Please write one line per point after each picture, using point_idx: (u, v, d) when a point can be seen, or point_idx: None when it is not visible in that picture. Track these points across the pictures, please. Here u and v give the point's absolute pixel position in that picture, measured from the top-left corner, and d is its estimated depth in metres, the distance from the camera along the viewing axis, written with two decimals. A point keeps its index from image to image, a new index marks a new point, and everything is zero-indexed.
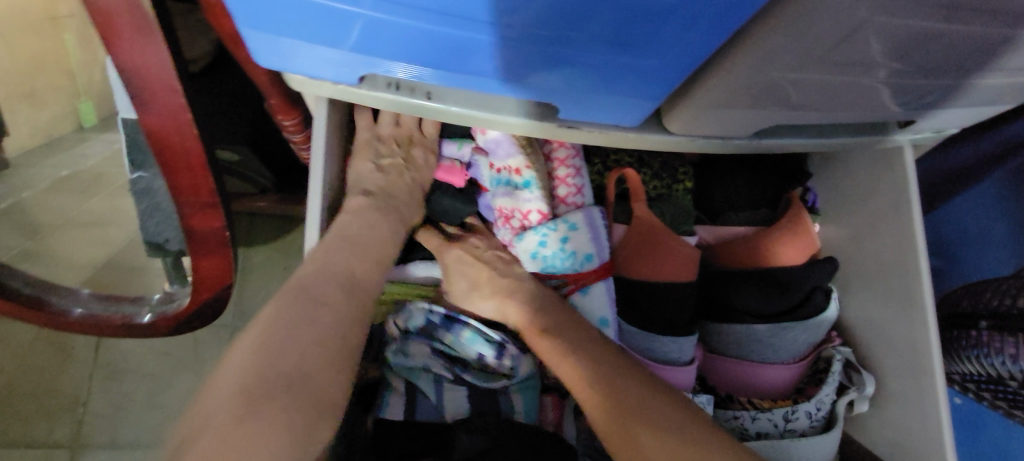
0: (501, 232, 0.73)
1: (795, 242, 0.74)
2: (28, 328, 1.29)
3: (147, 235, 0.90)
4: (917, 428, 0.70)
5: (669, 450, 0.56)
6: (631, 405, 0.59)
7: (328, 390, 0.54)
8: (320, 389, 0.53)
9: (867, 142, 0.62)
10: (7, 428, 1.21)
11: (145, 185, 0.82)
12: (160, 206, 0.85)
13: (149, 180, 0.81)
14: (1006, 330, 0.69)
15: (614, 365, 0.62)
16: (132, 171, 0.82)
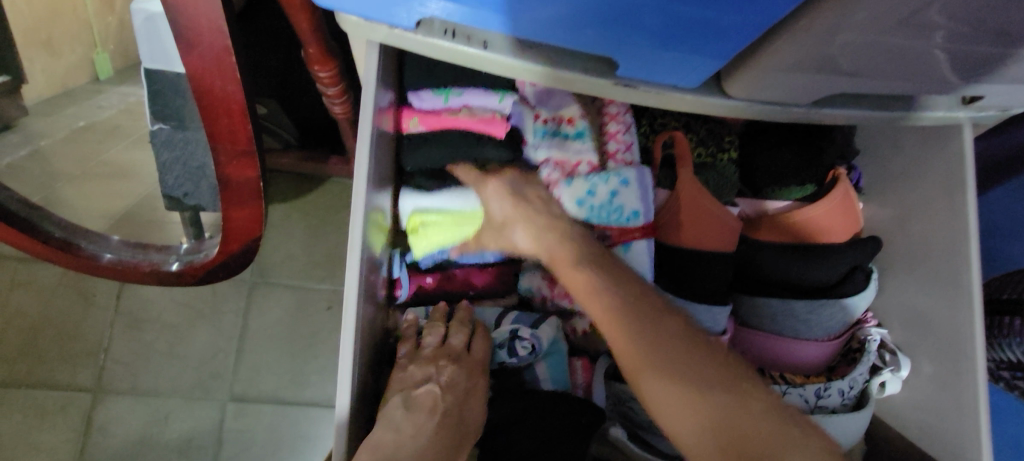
0: (543, 170, 0.70)
1: (838, 218, 0.74)
2: (52, 273, 1.30)
3: (166, 189, 0.94)
4: (950, 414, 0.71)
5: (678, 378, 0.58)
6: (649, 330, 0.61)
7: None
8: None
9: (937, 116, 0.61)
10: (32, 369, 1.25)
11: (166, 137, 0.82)
12: (184, 158, 0.86)
13: (168, 132, 0.81)
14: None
15: (636, 291, 0.63)
16: (154, 123, 0.81)
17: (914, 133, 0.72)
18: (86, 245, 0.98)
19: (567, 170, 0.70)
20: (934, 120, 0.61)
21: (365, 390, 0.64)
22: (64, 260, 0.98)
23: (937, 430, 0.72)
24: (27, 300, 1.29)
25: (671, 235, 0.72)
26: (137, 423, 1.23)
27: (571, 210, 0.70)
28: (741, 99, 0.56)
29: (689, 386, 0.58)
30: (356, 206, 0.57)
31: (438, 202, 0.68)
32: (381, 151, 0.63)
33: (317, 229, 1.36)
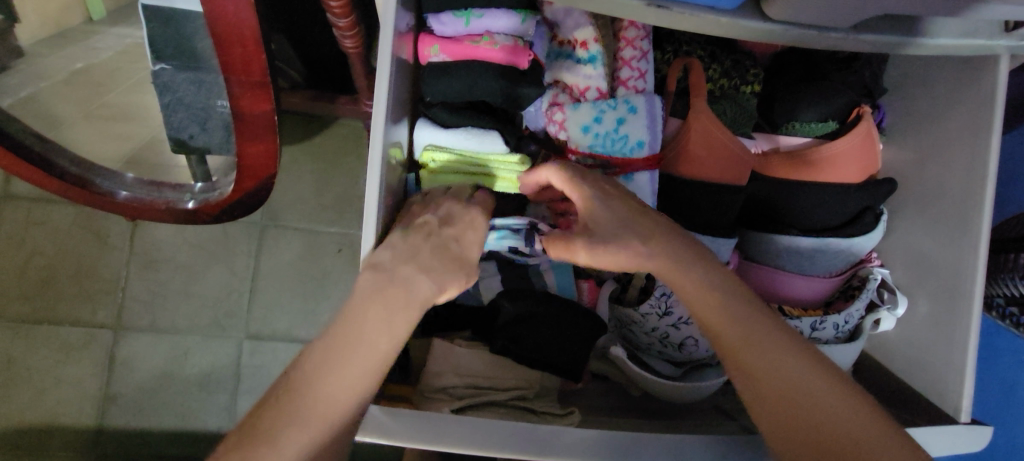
0: (549, 90, 0.71)
1: (854, 158, 0.75)
2: (64, 213, 1.32)
3: (171, 130, 0.93)
4: (937, 349, 0.72)
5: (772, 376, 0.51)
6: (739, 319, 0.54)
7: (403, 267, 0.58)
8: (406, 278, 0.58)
9: (972, 47, 0.60)
10: (54, 306, 1.30)
11: (167, 78, 0.82)
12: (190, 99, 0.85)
13: (171, 73, 0.80)
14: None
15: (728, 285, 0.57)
16: (155, 63, 0.80)
17: (944, 68, 0.72)
18: (100, 182, 0.99)
19: (574, 98, 0.71)
20: (971, 49, 0.60)
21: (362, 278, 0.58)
22: (81, 198, 1.01)
23: (921, 361, 0.74)
24: (43, 239, 1.32)
25: (673, 170, 0.74)
26: (157, 357, 1.29)
27: (576, 136, 0.69)
28: (780, 21, 0.55)
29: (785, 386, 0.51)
30: (374, 142, 0.61)
31: (451, 140, 0.70)
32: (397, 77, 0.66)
33: (326, 172, 1.37)
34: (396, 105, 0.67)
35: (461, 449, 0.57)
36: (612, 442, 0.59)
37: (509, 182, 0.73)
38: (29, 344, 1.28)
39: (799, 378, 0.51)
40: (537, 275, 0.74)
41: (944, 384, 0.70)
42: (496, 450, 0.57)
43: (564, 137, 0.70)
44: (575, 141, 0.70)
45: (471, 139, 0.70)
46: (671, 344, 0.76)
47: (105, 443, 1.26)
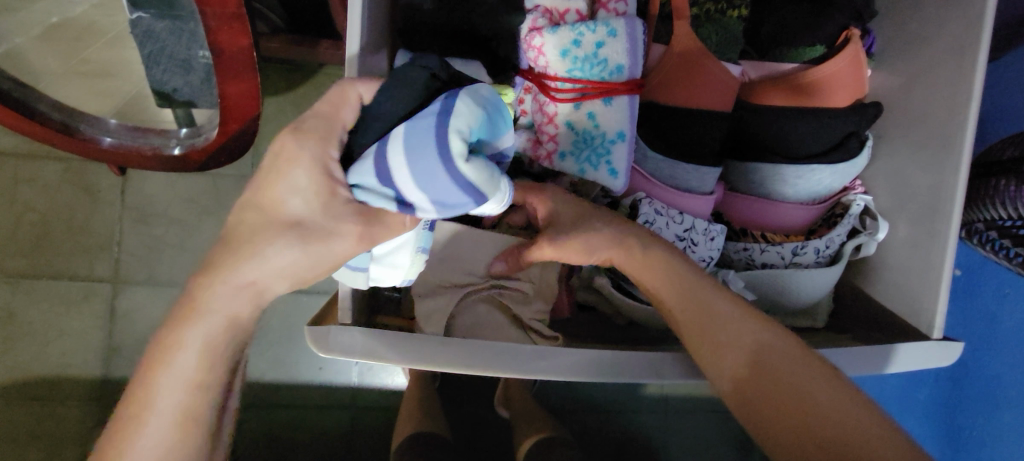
0: (528, 14, 0.68)
1: (844, 83, 0.74)
2: (54, 169, 1.31)
3: (154, 83, 0.91)
4: (914, 272, 0.74)
5: (745, 342, 0.57)
6: (702, 301, 0.60)
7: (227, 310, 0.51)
8: (218, 320, 0.51)
9: None
10: (51, 261, 1.31)
11: (147, 26, 0.82)
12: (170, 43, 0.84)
13: (149, 20, 0.81)
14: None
15: (683, 271, 0.62)
16: (132, 11, 0.81)
17: None
18: (84, 128, 0.98)
19: (553, 22, 0.68)
20: None
21: (165, 328, 0.51)
22: (63, 143, 0.97)
23: (900, 284, 0.76)
24: (32, 194, 1.31)
25: (658, 97, 0.73)
26: (157, 310, 1.31)
27: (554, 61, 0.67)
28: None
29: (762, 357, 0.57)
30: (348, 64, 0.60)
31: None
32: (375, 9, 0.66)
33: None
34: (375, 33, 0.67)
35: (446, 367, 0.59)
36: (599, 359, 0.62)
37: None
38: (29, 298, 1.30)
39: (720, 337, 0.58)
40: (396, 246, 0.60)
41: (918, 305, 0.72)
42: (479, 367, 0.59)
43: (543, 63, 0.68)
44: (553, 66, 0.67)
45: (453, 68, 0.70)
46: None
47: (112, 393, 1.29)
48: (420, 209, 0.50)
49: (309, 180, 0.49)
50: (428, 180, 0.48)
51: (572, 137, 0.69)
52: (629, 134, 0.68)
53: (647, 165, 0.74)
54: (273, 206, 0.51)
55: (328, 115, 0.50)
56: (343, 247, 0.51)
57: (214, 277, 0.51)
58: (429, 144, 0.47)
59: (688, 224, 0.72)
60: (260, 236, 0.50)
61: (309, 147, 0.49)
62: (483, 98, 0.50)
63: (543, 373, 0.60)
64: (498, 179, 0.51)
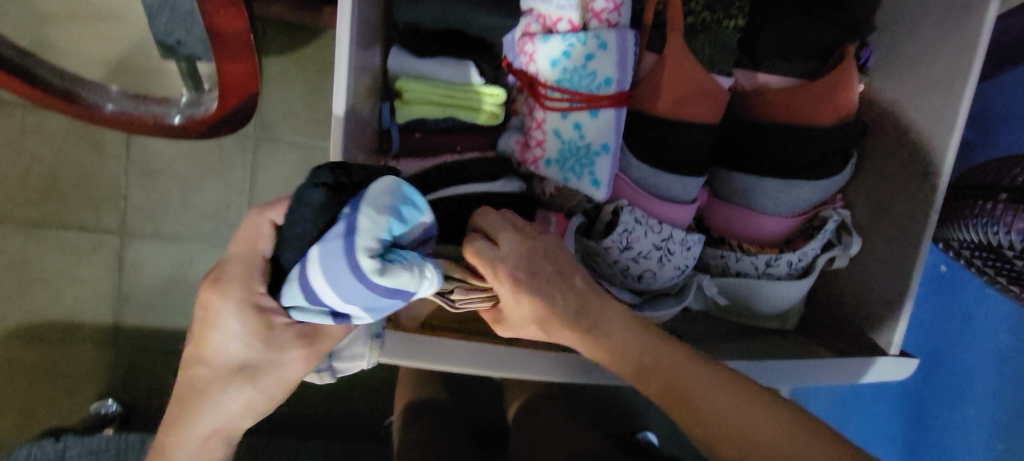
0: (522, 19, 0.69)
1: (835, 99, 0.73)
2: (59, 122, 1.34)
3: (158, 35, 0.88)
4: (880, 289, 0.77)
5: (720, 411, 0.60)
6: (672, 379, 0.61)
7: (204, 430, 0.62)
8: (199, 439, 0.63)
9: None
10: (59, 212, 1.35)
11: None
12: (168, 17, 0.84)
13: None
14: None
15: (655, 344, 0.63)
16: None
17: (937, 4, 0.70)
18: (87, 95, 0.99)
19: (546, 28, 0.69)
20: None
21: (159, 443, 0.64)
22: (65, 109, 0.99)
23: (867, 297, 0.79)
24: (39, 145, 1.34)
25: (646, 107, 0.73)
26: (163, 263, 1.37)
27: (544, 69, 0.69)
28: None
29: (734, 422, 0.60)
30: (341, 65, 0.62)
31: (427, 69, 0.71)
32: (367, 7, 0.66)
33: (316, 86, 1.35)
34: (368, 29, 0.68)
35: (419, 361, 0.64)
36: (570, 362, 0.68)
37: (480, 115, 0.73)
38: (40, 246, 1.35)
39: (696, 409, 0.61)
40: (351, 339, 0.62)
41: (882, 320, 0.76)
42: (457, 365, 0.64)
43: (534, 69, 0.69)
44: (543, 74, 0.69)
45: (446, 68, 0.71)
46: (631, 275, 0.78)
47: (122, 338, 1.37)
48: (356, 315, 0.51)
49: (242, 328, 0.56)
50: (354, 299, 0.48)
51: (558, 145, 0.71)
52: (613, 147, 0.69)
53: (632, 173, 0.76)
54: (215, 356, 0.59)
55: (247, 253, 0.54)
56: (289, 373, 0.59)
57: (189, 414, 0.61)
58: (342, 269, 0.46)
59: (666, 234, 0.75)
60: (214, 386, 0.60)
61: (233, 301, 0.54)
62: (387, 199, 0.48)
63: (516, 370, 0.66)
64: (422, 272, 0.50)
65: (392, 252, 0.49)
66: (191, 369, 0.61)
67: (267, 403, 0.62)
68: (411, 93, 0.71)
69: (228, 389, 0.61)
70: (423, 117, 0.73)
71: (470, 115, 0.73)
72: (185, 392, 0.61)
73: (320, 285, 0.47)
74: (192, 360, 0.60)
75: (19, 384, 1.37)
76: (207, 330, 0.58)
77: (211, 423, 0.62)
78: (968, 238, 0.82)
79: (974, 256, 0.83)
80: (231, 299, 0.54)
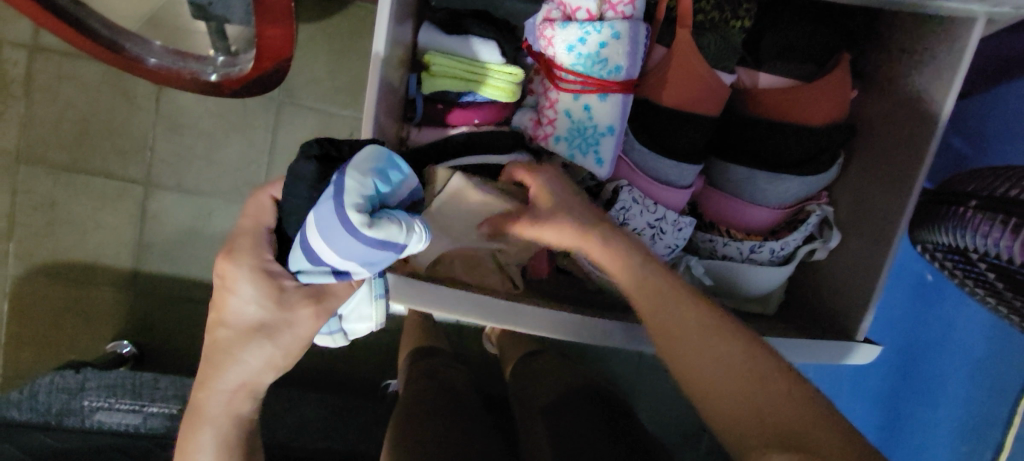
0: (544, 5, 0.75)
1: (827, 101, 0.79)
2: (95, 72, 1.40)
3: None
4: (852, 281, 0.84)
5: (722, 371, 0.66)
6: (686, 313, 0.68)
7: (230, 389, 0.67)
8: (225, 397, 0.67)
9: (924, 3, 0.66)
10: (90, 158, 1.42)
11: None
12: None
13: None
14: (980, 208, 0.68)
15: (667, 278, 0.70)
16: None
17: (928, 20, 0.75)
18: (131, 47, 1.06)
19: (566, 16, 0.75)
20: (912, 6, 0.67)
21: (190, 408, 0.69)
22: (111, 59, 1.06)
23: (840, 289, 0.86)
24: (74, 93, 1.41)
25: (652, 96, 0.80)
26: (184, 214, 1.44)
27: (560, 53, 0.75)
28: None
29: None
30: (378, 36, 0.69)
31: (452, 45, 0.78)
32: None
33: (341, 55, 1.41)
34: (404, 5, 0.74)
35: (433, 309, 0.72)
36: (567, 321, 0.75)
37: (499, 91, 0.79)
38: (69, 189, 1.43)
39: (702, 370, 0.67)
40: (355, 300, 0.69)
41: (850, 310, 0.83)
42: (466, 314, 0.72)
43: (551, 53, 0.76)
44: (560, 58, 0.75)
45: (469, 45, 0.77)
46: None
47: (141, 281, 1.46)
48: (356, 271, 0.59)
49: (257, 291, 0.62)
50: (348, 254, 0.56)
51: (568, 124, 0.77)
52: (618, 129, 0.76)
53: (635, 156, 0.83)
54: (233, 318, 0.65)
55: (252, 225, 0.64)
56: (301, 328, 0.64)
57: (215, 376, 0.67)
58: (335, 226, 0.54)
59: (660, 214, 0.82)
60: (235, 347, 0.65)
61: (246, 265, 0.62)
62: (370, 164, 0.56)
63: (529, 328, 0.74)
64: (408, 226, 0.57)
65: (380, 212, 0.57)
66: (215, 334, 0.66)
67: (284, 360, 0.66)
68: (436, 67, 0.78)
69: (246, 349, 0.65)
70: (446, 89, 0.79)
71: (489, 91, 0.79)
72: (209, 356, 0.67)
73: (318, 244, 0.56)
74: (213, 324, 0.66)
75: (43, 319, 1.46)
76: (226, 297, 0.64)
77: (235, 384, 0.66)
78: (942, 243, 0.85)
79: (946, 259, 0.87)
80: (242, 264, 0.62)
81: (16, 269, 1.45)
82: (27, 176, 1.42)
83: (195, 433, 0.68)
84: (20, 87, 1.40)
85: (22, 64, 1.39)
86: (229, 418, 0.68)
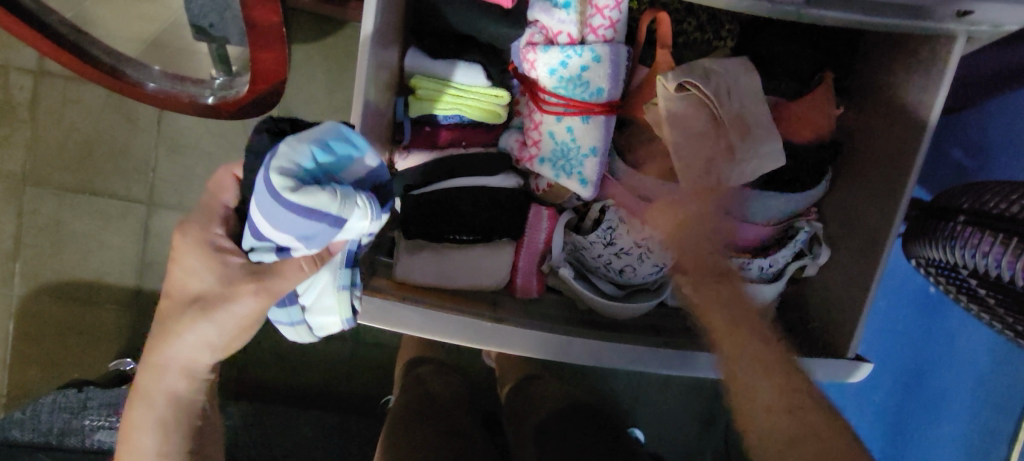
0: (527, 30, 0.76)
1: (809, 119, 0.80)
2: (98, 94, 1.43)
3: (193, 17, 0.99)
4: (844, 294, 0.83)
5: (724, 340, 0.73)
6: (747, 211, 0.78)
7: (176, 363, 0.68)
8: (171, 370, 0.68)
9: (903, 25, 0.66)
10: (92, 178, 1.45)
11: None
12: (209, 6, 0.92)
13: None
14: (981, 224, 0.73)
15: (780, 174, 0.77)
16: None
17: (912, 39, 0.76)
18: (131, 73, 1.08)
19: (548, 40, 0.76)
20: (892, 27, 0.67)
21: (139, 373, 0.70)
22: (111, 84, 1.08)
23: (830, 304, 0.86)
24: (78, 115, 1.44)
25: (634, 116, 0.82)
26: None
27: (543, 76, 0.76)
28: None
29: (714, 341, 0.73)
30: (361, 62, 0.70)
31: (439, 71, 0.79)
32: (392, 11, 0.75)
33: (340, 74, 1.43)
34: (390, 30, 0.76)
35: (419, 332, 0.73)
36: (549, 340, 0.75)
37: (486, 113, 0.82)
38: (72, 210, 1.45)
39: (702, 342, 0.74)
40: (317, 289, 0.67)
41: (841, 326, 0.83)
42: (452, 336, 0.73)
43: (535, 76, 0.77)
44: (542, 81, 0.76)
45: (455, 70, 0.79)
46: (614, 269, 0.85)
47: (142, 299, 1.47)
48: (294, 246, 0.58)
49: (201, 264, 0.63)
50: (278, 224, 0.55)
51: (552, 145, 0.78)
52: (601, 150, 0.77)
53: (620, 176, 0.83)
54: (181, 291, 0.66)
55: (210, 204, 0.65)
56: (237, 308, 0.63)
57: (161, 348, 0.67)
58: (264, 193, 0.54)
59: (646, 233, 0.82)
60: (175, 318, 0.66)
61: (193, 238, 0.63)
62: (310, 134, 0.55)
63: (515, 347, 0.75)
64: (343, 197, 0.54)
65: (316, 180, 0.55)
66: (168, 303, 0.67)
67: (221, 337, 0.66)
68: (423, 91, 0.80)
69: (189, 323, 0.65)
70: (432, 112, 0.81)
71: (475, 113, 0.81)
72: (158, 327, 0.68)
73: (256, 209, 0.56)
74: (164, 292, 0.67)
75: (46, 338, 1.48)
76: (174, 268, 0.66)
77: (179, 355, 0.67)
78: (930, 255, 0.83)
79: (935, 271, 0.86)
80: (195, 235, 0.63)
81: (21, 289, 1.47)
82: (32, 197, 1.45)
83: (143, 399, 0.69)
84: (26, 110, 1.43)
85: (28, 88, 1.42)
86: (168, 395, 0.69)
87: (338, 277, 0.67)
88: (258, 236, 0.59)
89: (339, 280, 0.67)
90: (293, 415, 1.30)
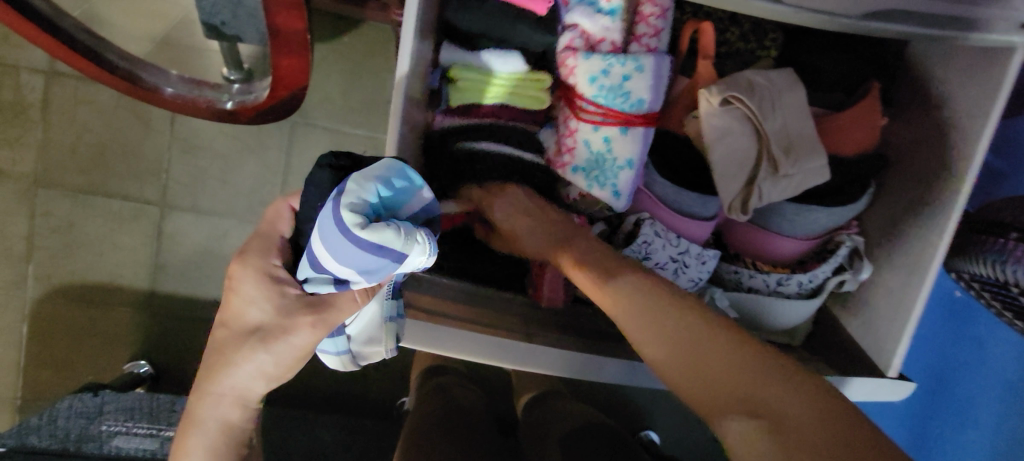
0: (567, 34, 0.73)
1: (856, 131, 0.77)
2: (111, 96, 1.41)
3: (204, 15, 0.95)
4: (886, 310, 0.81)
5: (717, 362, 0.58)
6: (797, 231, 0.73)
7: (226, 396, 0.63)
8: (219, 402, 0.64)
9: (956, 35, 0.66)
10: (106, 181, 1.43)
11: None
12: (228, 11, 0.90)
13: None
14: None
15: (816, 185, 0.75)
16: None
17: (963, 49, 0.73)
18: (147, 77, 1.05)
19: (589, 46, 0.74)
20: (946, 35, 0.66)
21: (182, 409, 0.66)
22: (127, 88, 1.05)
23: (871, 319, 0.83)
24: (91, 116, 1.42)
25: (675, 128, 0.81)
26: (199, 235, 1.44)
27: (583, 84, 0.73)
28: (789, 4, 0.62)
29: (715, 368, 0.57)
30: (400, 69, 0.68)
31: (478, 59, 0.75)
32: (426, 19, 0.72)
33: (356, 75, 1.41)
34: (424, 41, 0.73)
35: (440, 349, 0.69)
36: (577, 360, 0.72)
37: (529, 98, 0.78)
38: (86, 212, 1.43)
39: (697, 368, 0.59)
40: (364, 319, 0.65)
41: (884, 344, 0.80)
42: (478, 356, 0.70)
43: (573, 82, 0.74)
44: (582, 88, 0.73)
45: (495, 57, 0.74)
46: None
47: (157, 302, 1.46)
48: (354, 279, 0.56)
49: (258, 293, 0.61)
50: (342, 258, 0.53)
51: (587, 153, 0.76)
52: (638, 164, 0.75)
53: (656, 189, 0.80)
54: (236, 320, 0.63)
55: (268, 232, 0.63)
56: (297, 339, 0.60)
57: (212, 379, 0.63)
58: (328, 225, 0.52)
59: (683, 248, 0.80)
60: (231, 348, 0.63)
61: (252, 266, 0.61)
62: (375, 172, 0.53)
63: (542, 367, 0.71)
64: (407, 234, 0.53)
65: (381, 214, 0.53)
66: (222, 330, 0.64)
67: (278, 369, 0.62)
68: (464, 81, 0.75)
69: (244, 353, 0.62)
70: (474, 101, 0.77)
71: (518, 98, 0.78)
72: (208, 358, 0.65)
73: (319, 242, 0.53)
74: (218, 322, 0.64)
75: (61, 340, 1.47)
76: (231, 297, 0.63)
77: (232, 387, 0.63)
78: (976, 271, 0.80)
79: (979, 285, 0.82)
80: (254, 263, 0.61)
81: (35, 291, 1.46)
82: (44, 200, 1.43)
83: (188, 435, 0.64)
84: (38, 111, 1.41)
85: (40, 89, 1.40)
86: (219, 431, 0.64)
87: (386, 307, 0.66)
88: (319, 268, 0.56)
89: (387, 310, 0.66)
90: (310, 420, 1.29)
